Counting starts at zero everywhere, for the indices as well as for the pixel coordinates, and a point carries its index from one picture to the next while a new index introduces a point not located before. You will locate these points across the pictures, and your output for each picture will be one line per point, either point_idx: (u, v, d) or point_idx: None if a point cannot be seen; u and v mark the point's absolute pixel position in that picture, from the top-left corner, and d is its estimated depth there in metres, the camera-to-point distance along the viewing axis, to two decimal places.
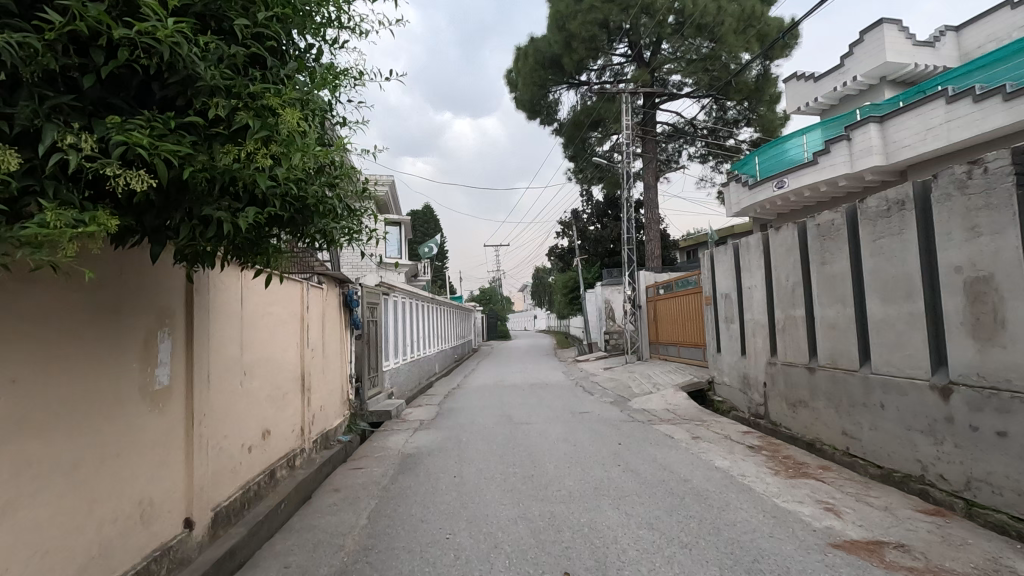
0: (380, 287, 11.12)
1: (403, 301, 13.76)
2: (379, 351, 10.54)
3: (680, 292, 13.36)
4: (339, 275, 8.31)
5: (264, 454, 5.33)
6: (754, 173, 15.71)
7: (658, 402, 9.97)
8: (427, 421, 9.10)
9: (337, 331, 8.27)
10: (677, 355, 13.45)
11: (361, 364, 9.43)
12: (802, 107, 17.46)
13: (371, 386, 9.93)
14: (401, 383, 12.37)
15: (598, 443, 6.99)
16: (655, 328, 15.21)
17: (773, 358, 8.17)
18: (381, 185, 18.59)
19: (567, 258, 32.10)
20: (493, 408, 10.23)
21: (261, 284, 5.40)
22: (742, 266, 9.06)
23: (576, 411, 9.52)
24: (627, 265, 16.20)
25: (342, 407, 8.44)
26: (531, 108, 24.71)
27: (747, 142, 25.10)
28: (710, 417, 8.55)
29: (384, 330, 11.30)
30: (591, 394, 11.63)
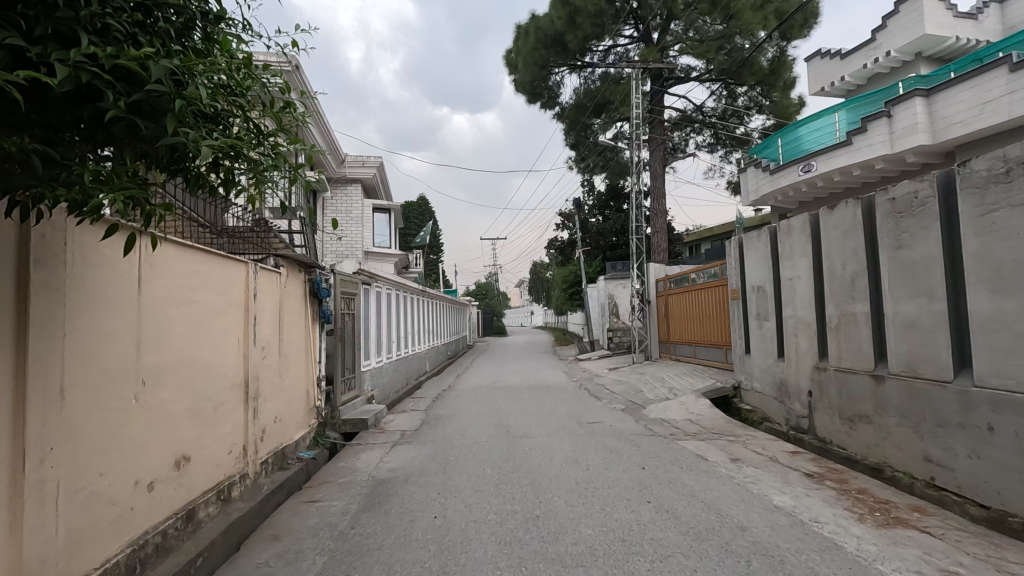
0: (362, 275, 9.77)
1: (389, 293, 12.40)
2: (358, 351, 9.20)
3: (697, 286, 12.05)
4: (304, 260, 6.98)
5: (179, 489, 3.99)
6: (777, 157, 14.35)
7: (676, 411, 8.67)
8: (410, 432, 7.77)
9: (299, 325, 6.90)
10: (693, 356, 12.13)
11: (334, 365, 8.09)
12: (825, 88, 16.07)
13: (347, 389, 8.60)
14: (385, 384, 11.05)
15: (615, 465, 5.69)
16: (666, 326, 13.90)
17: (822, 363, 6.86)
18: (369, 168, 17.22)
19: (566, 251, 30.76)
20: (488, 415, 8.90)
21: (176, 261, 4.06)
22: (781, 254, 7.73)
23: (584, 421, 8.21)
24: (636, 256, 14.88)
25: (305, 417, 7.05)
26: (532, 90, 23.36)
27: (759, 131, 23.80)
28: (743, 432, 7.23)
29: (365, 325, 9.96)
30: (599, 399, 10.30)
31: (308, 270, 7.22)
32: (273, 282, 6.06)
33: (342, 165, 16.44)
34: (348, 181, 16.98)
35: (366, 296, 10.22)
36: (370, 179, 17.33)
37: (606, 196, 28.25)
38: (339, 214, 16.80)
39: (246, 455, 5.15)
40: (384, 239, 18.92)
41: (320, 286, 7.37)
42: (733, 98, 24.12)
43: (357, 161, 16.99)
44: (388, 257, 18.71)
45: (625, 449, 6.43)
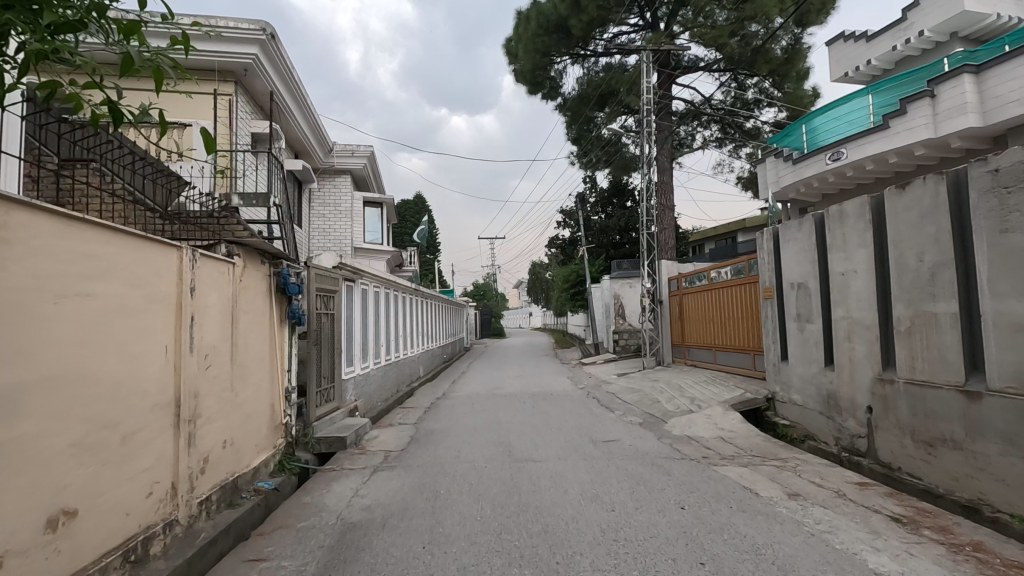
0: (345, 270, 8.64)
1: (378, 292, 11.27)
2: (338, 357, 8.07)
3: (716, 286, 10.95)
4: (266, 250, 5.82)
5: (54, 558, 2.82)
6: (801, 146, 13.20)
7: (703, 427, 7.54)
8: (395, 453, 6.62)
9: (260, 328, 5.73)
10: (712, 362, 11.01)
11: (309, 374, 6.94)
12: (849, 73, 14.97)
13: (325, 401, 7.47)
14: (372, 392, 9.93)
15: (646, 504, 4.57)
16: (680, 328, 12.78)
17: (886, 375, 5.74)
18: (359, 158, 16.06)
19: (568, 250, 29.64)
20: (487, 431, 7.78)
21: (56, 239, 2.92)
22: (830, 245, 6.61)
23: (598, 439, 7.08)
24: (646, 253, 13.77)
25: (268, 437, 5.87)
26: (532, 80, 22.33)
27: (770, 124, 22.83)
28: (790, 456, 6.10)
29: (347, 328, 8.83)
30: (611, 411, 9.15)
31: (273, 264, 6.05)
32: (223, 274, 4.89)
33: (331, 155, 15.34)
34: (337, 171, 15.87)
35: (350, 295, 9.08)
36: (361, 170, 16.20)
37: (607, 193, 27.48)
38: (328, 207, 15.74)
39: (176, 494, 3.98)
40: (377, 235, 17.79)
41: (288, 282, 6.19)
42: (742, 89, 23.09)
43: (346, 150, 15.82)
44: (381, 254, 17.60)
45: (652, 478, 5.31)
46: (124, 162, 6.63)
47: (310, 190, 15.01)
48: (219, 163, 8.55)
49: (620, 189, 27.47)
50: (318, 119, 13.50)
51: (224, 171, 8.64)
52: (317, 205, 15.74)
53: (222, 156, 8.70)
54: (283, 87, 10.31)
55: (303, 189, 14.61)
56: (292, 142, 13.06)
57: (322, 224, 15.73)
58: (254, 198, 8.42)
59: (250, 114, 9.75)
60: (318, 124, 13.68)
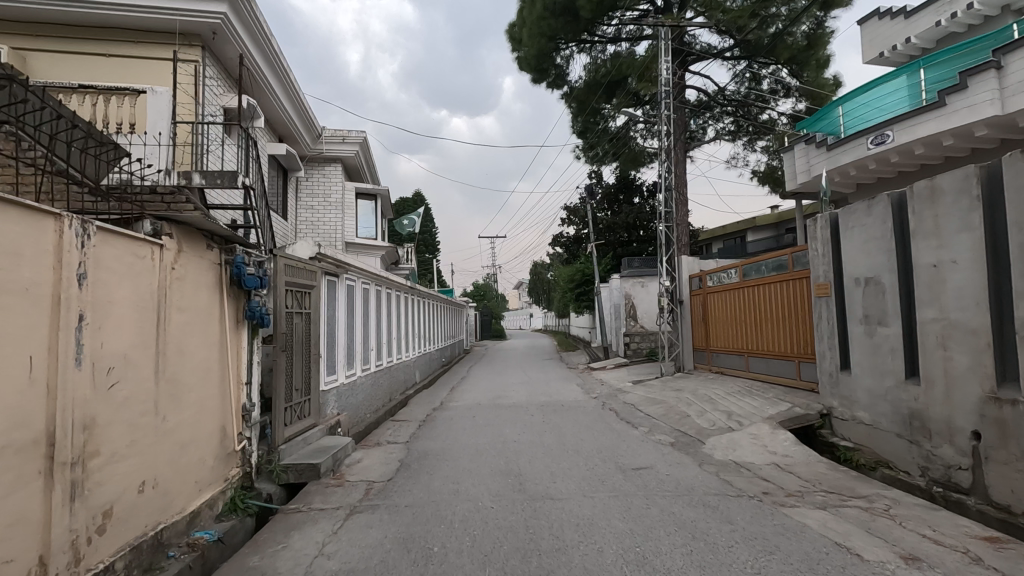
0: (326, 262, 7.41)
1: (368, 291, 10.01)
2: (315, 364, 6.82)
3: (747, 284, 9.72)
4: (212, 231, 4.59)
5: None
6: (837, 130, 11.93)
7: (750, 450, 6.29)
8: (379, 485, 5.37)
9: (204, 331, 4.49)
10: (744, 370, 9.75)
11: (277, 387, 5.70)
12: (885, 54, 13.77)
13: (297, 417, 6.21)
14: (357, 404, 8.69)
15: (714, 574, 3.33)
16: (704, 332, 11.54)
17: (1003, 393, 4.50)
18: (350, 145, 14.78)
19: (573, 249, 28.40)
20: (491, 453, 6.54)
21: None
22: (914, 231, 5.38)
23: (627, 468, 5.82)
24: (665, 248, 12.53)
25: (216, 470, 4.61)
26: (537, 67, 21.26)
27: (788, 116, 21.68)
28: (874, 493, 4.85)
29: (327, 330, 7.58)
30: (635, 428, 7.88)
31: (224, 249, 4.82)
32: (142, 259, 3.65)
33: (318, 141, 14.04)
34: (327, 160, 14.62)
35: (332, 291, 7.84)
36: (353, 158, 14.97)
37: (613, 189, 26.26)
38: (316, 198, 14.49)
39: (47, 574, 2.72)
40: (371, 230, 16.56)
41: (245, 273, 4.95)
42: (757, 80, 21.95)
43: (336, 136, 14.56)
44: (374, 250, 16.34)
45: (711, 527, 4.07)
46: (47, 126, 5.40)
47: (296, 178, 13.74)
48: (178, 137, 7.33)
49: (628, 185, 26.32)
50: (302, 99, 12.23)
51: (187, 145, 7.40)
52: (304, 196, 14.49)
53: (183, 129, 7.49)
54: (257, 54, 9.08)
55: (288, 178, 13.34)
56: (273, 123, 11.78)
57: (310, 217, 14.49)
58: (219, 177, 7.20)
59: (220, 85, 8.53)
60: (302, 105, 12.40)
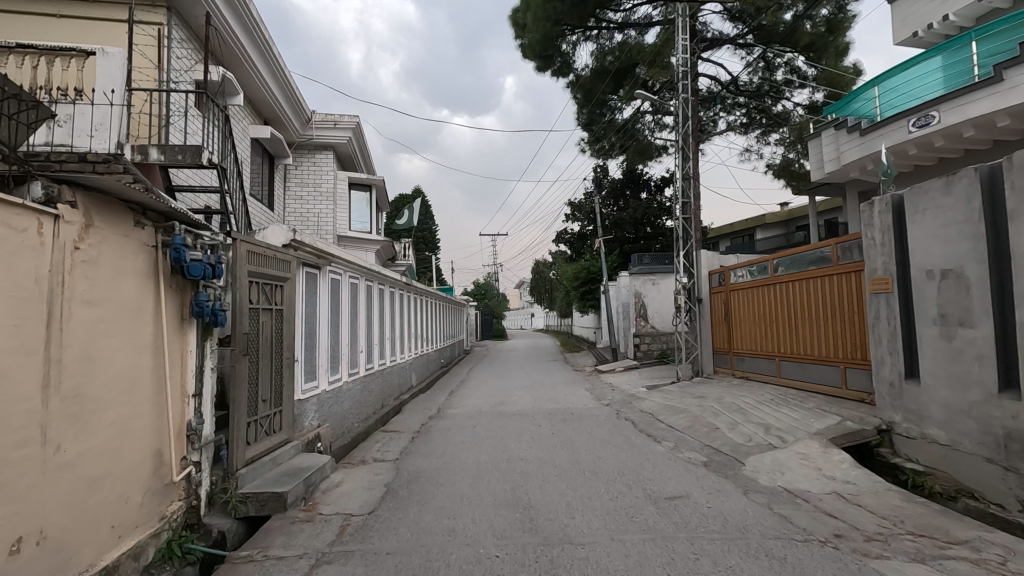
0: (306, 251, 6.43)
1: (357, 286, 9.01)
2: (290, 370, 5.83)
3: (778, 280, 8.73)
4: (141, 205, 3.62)
5: None
6: (874, 114, 10.90)
7: (802, 473, 5.30)
8: (357, 521, 4.38)
9: (130, 332, 3.52)
10: (776, 376, 8.76)
11: (238, 398, 4.72)
12: (918, 34, 12.79)
13: (265, 433, 5.22)
14: (342, 413, 7.71)
15: None
16: (726, 333, 10.55)
17: None
18: (342, 131, 13.78)
19: (577, 246, 27.41)
20: (493, 475, 5.56)
21: None
22: (1015, 211, 4.39)
23: (659, 497, 4.83)
24: (682, 242, 11.55)
25: (146, 507, 3.63)
26: (541, 54, 20.30)
27: (803, 107, 20.71)
28: (975, 537, 3.85)
29: (306, 330, 6.59)
30: (659, 443, 6.89)
31: (161, 228, 3.84)
32: (21, 234, 2.68)
33: (309, 127, 13.20)
34: (317, 147, 13.66)
35: (312, 286, 6.84)
36: (345, 145, 14.01)
37: (620, 183, 25.37)
38: (306, 188, 13.54)
39: None
40: (365, 223, 15.59)
41: (188, 259, 3.96)
42: (771, 70, 20.97)
43: (327, 121, 13.57)
44: (368, 245, 15.36)
45: None
46: None
47: (283, 165, 12.79)
48: (133, 105, 6.30)
49: (634, 179, 25.43)
50: (289, 81, 11.41)
51: (144, 117, 6.41)
52: (293, 185, 13.51)
53: (140, 97, 6.47)
54: (229, 17, 8.08)
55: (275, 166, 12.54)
56: (257, 106, 10.93)
57: (298, 208, 13.52)
58: (180, 153, 6.19)
59: (187, 45, 7.39)
60: (289, 87, 11.52)
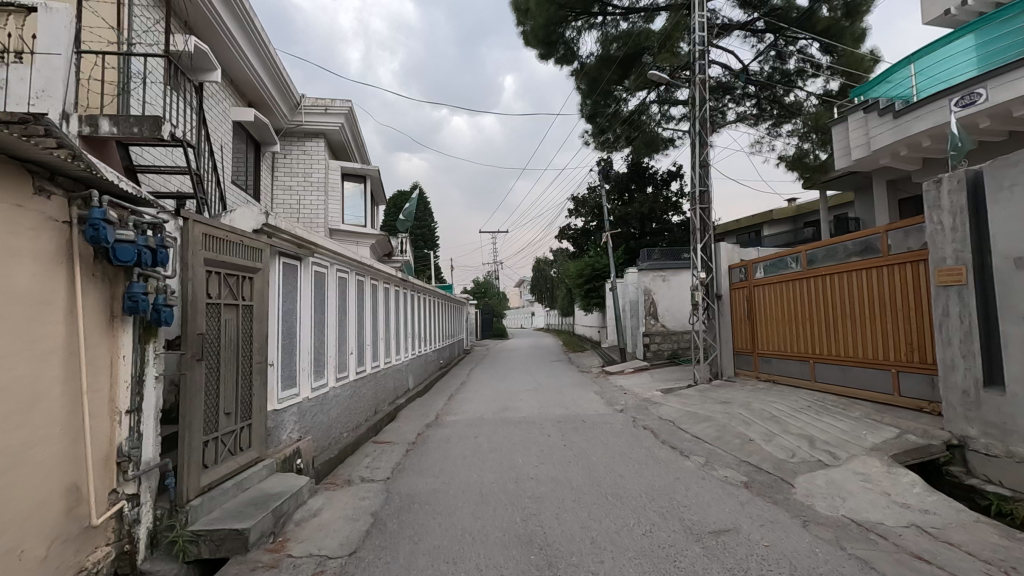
0: (286, 239, 5.60)
1: (347, 281, 8.15)
2: (263, 376, 4.99)
3: (813, 274, 7.88)
4: (46, 167, 2.79)
5: None
6: (910, 95, 10.05)
7: (867, 499, 4.45)
8: (333, 568, 3.53)
9: (26, 330, 2.68)
10: (810, 381, 7.93)
11: (193, 412, 3.88)
12: (950, 11, 11.93)
13: (228, 452, 4.38)
14: (328, 423, 6.86)
15: None
16: (750, 332, 9.71)
17: None
18: (333, 117, 12.89)
19: (581, 242, 26.57)
20: (500, 501, 4.72)
21: None
22: None
23: (702, 531, 3.99)
24: (701, 234, 10.70)
25: (51, 562, 2.77)
26: (545, 40, 19.44)
27: (816, 96, 19.88)
28: None
29: (284, 330, 5.75)
30: (687, 458, 6.05)
31: (76, 198, 3.00)
32: None
33: (297, 112, 12.34)
34: (308, 134, 12.82)
35: (291, 279, 5.97)
36: (338, 132, 13.16)
37: (625, 177, 24.54)
38: (295, 177, 12.71)
39: None
40: (359, 216, 14.73)
41: (114, 240, 3.11)
42: (783, 58, 20.14)
43: (318, 105, 12.66)
44: (363, 238, 14.50)
45: None
46: None
47: (269, 152, 11.94)
48: (83, 69, 5.45)
49: (640, 173, 24.61)
50: (274, 60, 10.54)
51: (95, 84, 5.53)
52: (282, 175, 12.66)
53: (90, 60, 5.61)
54: None
55: (261, 153, 11.70)
56: (240, 86, 10.12)
57: (287, 199, 12.66)
58: (136, 125, 5.35)
59: (149, 7, 6.57)
60: (275, 67, 10.68)
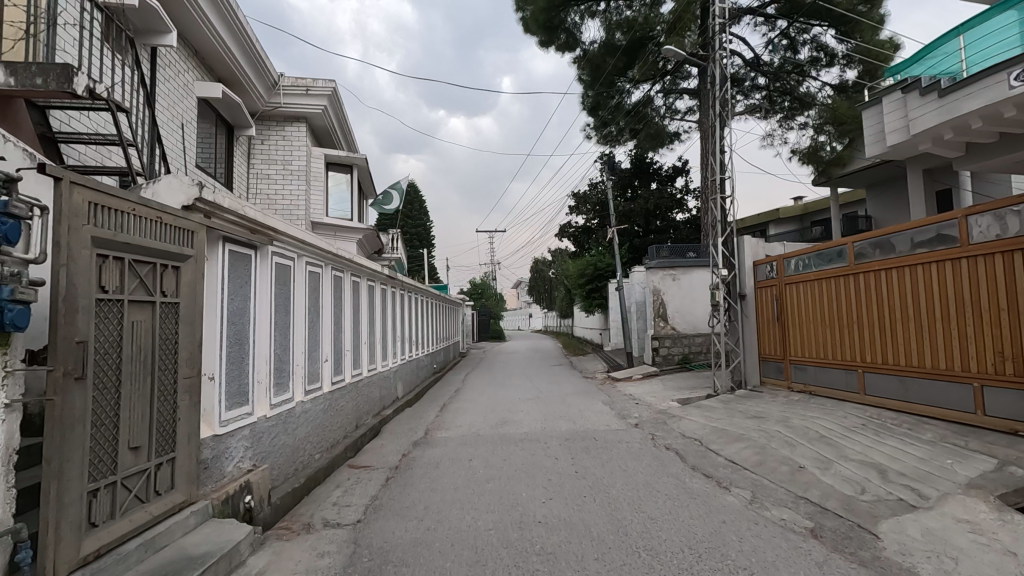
0: (231, 220, 4.46)
1: (321, 278, 7.01)
2: (194, 395, 3.86)
3: (863, 269, 6.77)
4: None
5: None
6: (960, 70, 8.93)
7: (989, 562, 3.32)
8: None
9: None
10: (858, 393, 6.84)
11: (69, 453, 2.77)
12: None
13: (135, 499, 3.25)
14: (292, 445, 5.73)
15: None
16: (780, 337, 8.61)
17: None
18: (315, 99, 11.74)
19: (581, 241, 25.47)
20: (499, 560, 3.60)
21: None
22: None
23: None
24: (722, 227, 9.58)
25: None
26: (545, 25, 18.38)
27: (830, 87, 18.88)
28: None
29: (231, 335, 4.61)
30: (729, 492, 4.93)
31: None
32: None
33: (275, 93, 11.21)
34: (287, 118, 11.70)
35: (241, 272, 4.80)
36: (321, 116, 12.03)
37: (627, 173, 23.51)
38: (274, 165, 11.61)
39: None
40: (345, 209, 13.61)
41: None
42: (795, 47, 19.16)
43: (298, 85, 11.48)
44: (349, 233, 13.38)
45: None
46: None
47: (243, 136, 10.81)
48: None
49: (643, 169, 23.61)
50: (247, 32, 9.42)
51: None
52: (258, 162, 11.52)
53: None
54: None
55: (233, 137, 10.57)
56: (206, 59, 9.01)
57: (264, 189, 11.52)
58: (38, 76, 4.19)
59: None
60: (249, 42, 9.58)
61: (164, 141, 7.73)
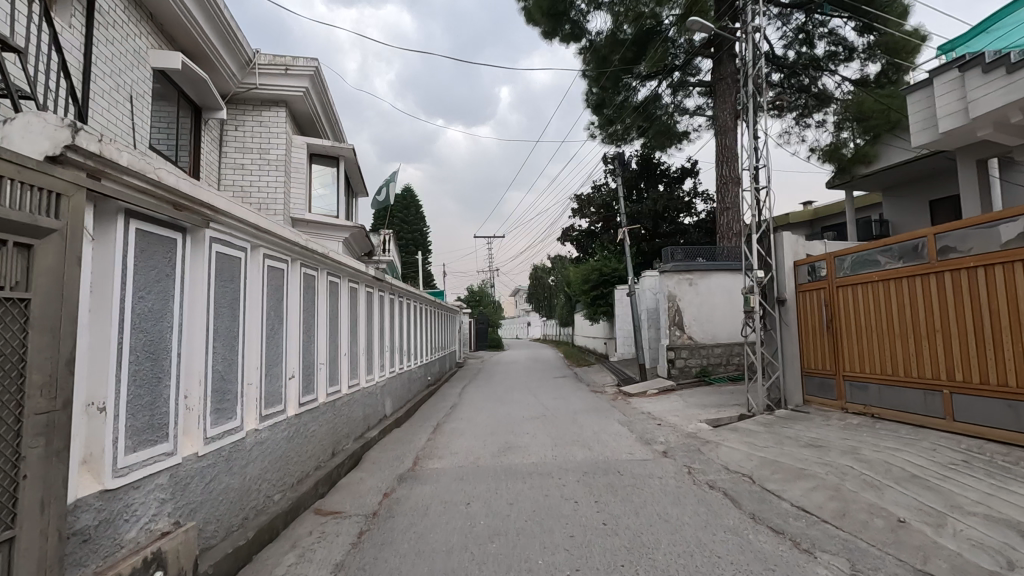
0: (138, 187, 3.20)
1: (287, 275, 5.73)
2: (56, 438, 2.58)
3: (953, 267, 5.51)
4: None
5: None
6: None
7: None
8: None
9: None
10: (944, 419, 5.62)
11: None
12: None
13: None
14: (240, 488, 4.44)
15: None
16: (831, 349, 7.37)
17: None
18: (295, 80, 10.53)
19: (585, 245, 24.25)
20: None
21: None
22: None
23: None
24: (758, 222, 8.36)
25: None
26: (550, 12, 17.28)
27: (850, 81, 17.77)
28: None
29: (141, 347, 3.34)
30: (815, 558, 3.68)
31: None
32: None
33: (249, 73, 10.00)
34: (265, 101, 10.51)
35: (159, 262, 3.53)
36: (302, 101, 10.82)
37: (634, 174, 22.37)
38: (249, 153, 10.38)
39: None
40: (331, 206, 12.37)
41: None
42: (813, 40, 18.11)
43: (277, 65, 10.28)
44: (334, 232, 12.14)
45: None
46: None
47: (213, 120, 9.58)
48: None
49: (650, 170, 22.48)
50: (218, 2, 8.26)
51: None
52: (231, 150, 10.28)
53: None
54: None
55: (202, 120, 9.34)
56: (166, 26, 7.82)
57: (237, 180, 10.29)
58: None
59: None
60: (219, 15, 8.41)
61: (107, 114, 6.53)
